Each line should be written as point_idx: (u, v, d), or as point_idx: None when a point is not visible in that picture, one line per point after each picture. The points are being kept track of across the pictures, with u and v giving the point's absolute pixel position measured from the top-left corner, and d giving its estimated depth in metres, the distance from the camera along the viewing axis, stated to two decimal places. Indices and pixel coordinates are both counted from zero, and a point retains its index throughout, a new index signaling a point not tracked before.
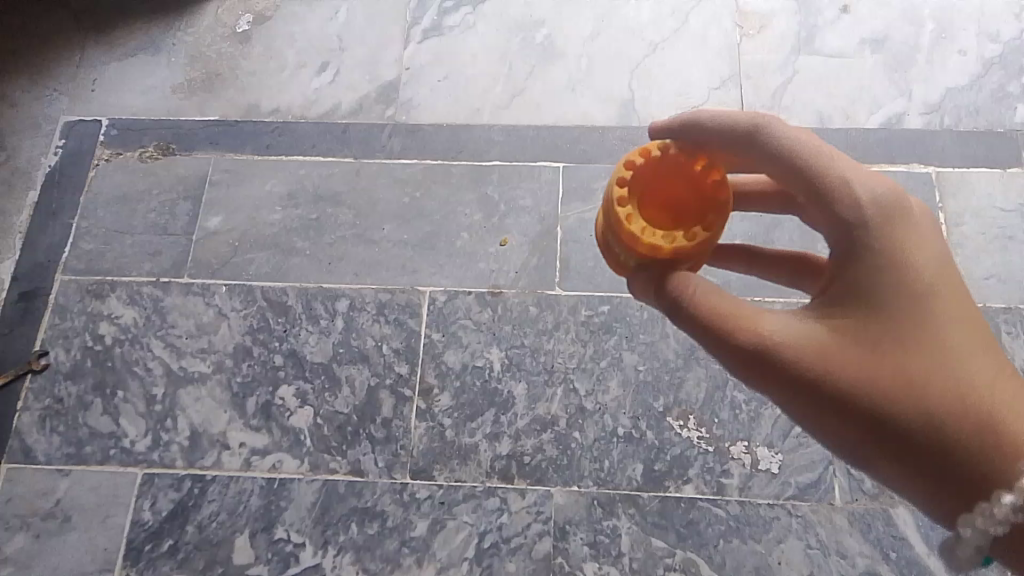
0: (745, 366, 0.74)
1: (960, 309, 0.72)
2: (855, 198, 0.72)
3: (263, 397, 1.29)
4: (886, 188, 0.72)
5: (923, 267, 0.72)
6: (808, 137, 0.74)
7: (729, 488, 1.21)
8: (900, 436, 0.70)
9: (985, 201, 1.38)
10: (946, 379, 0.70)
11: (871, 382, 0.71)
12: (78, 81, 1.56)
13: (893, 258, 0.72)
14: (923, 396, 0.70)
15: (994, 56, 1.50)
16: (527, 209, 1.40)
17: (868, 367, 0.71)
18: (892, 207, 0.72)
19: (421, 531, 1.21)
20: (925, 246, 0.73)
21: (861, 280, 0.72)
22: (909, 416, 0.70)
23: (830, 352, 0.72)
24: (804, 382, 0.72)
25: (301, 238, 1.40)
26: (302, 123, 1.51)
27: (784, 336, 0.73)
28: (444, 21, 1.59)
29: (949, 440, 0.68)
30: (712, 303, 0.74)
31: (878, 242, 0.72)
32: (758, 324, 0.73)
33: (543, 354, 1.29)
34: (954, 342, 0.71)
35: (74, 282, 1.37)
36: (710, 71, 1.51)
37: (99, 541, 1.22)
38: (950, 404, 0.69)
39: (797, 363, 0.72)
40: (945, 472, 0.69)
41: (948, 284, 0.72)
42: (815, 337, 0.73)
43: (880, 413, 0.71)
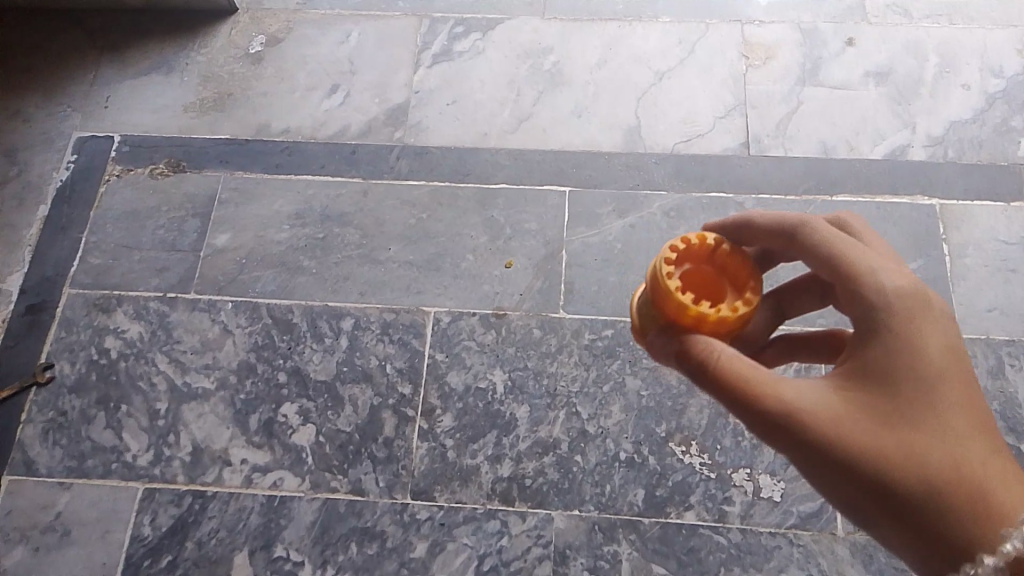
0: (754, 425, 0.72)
1: (973, 390, 0.71)
2: (877, 286, 0.72)
3: (265, 415, 1.29)
4: (907, 280, 0.73)
5: (935, 345, 0.70)
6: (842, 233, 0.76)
7: (730, 515, 1.20)
8: (899, 504, 0.68)
9: (987, 234, 1.39)
10: (948, 453, 0.68)
11: (875, 449, 0.69)
12: (93, 98, 1.58)
13: (907, 336, 0.71)
14: (923, 466, 0.68)
15: (996, 90, 1.52)
16: (532, 232, 1.41)
17: (874, 435, 0.69)
18: (912, 291, 0.72)
19: (420, 553, 1.20)
20: (943, 326, 0.72)
21: (875, 356, 0.71)
22: (907, 485, 0.68)
23: (839, 419, 0.70)
24: (810, 447, 0.70)
25: (307, 257, 1.41)
26: (312, 143, 1.52)
27: (798, 399, 0.71)
28: (454, 46, 1.62)
29: (942, 510, 0.67)
30: (726, 365, 0.72)
31: (893, 322, 0.71)
32: (772, 386, 0.72)
33: (546, 377, 1.30)
34: (961, 420, 0.69)
35: (81, 296, 1.39)
36: (716, 100, 1.53)
37: (98, 556, 1.22)
38: (948, 476, 0.67)
39: (806, 427, 0.70)
40: (934, 545, 0.67)
41: (959, 361, 0.71)
42: (825, 402, 0.71)
43: (880, 479, 0.69)
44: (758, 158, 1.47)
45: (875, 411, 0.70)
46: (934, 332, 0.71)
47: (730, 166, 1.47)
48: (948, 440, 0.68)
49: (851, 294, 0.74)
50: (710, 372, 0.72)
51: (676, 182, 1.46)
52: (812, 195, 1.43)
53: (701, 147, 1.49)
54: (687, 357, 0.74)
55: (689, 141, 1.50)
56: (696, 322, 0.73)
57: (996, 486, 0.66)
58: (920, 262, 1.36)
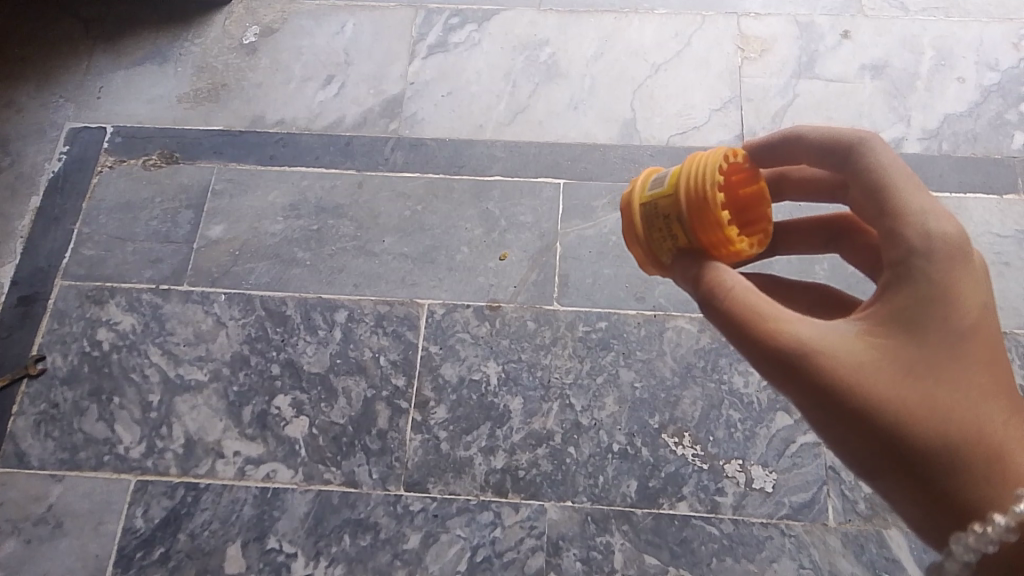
0: (773, 365, 0.72)
1: (999, 349, 0.71)
2: (923, 232, 0.70)
3: (259, 406, 1.29)
4: (955, 229, 0.70)
5: (970, 302, 0.70)
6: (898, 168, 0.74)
7: (723, 506, 1.20)
8: (911, 455, 0.70)
9: (981, 227, 1.39)
10: (967, 411, 0.69)
11: (896, 400, 0.70)
12: (85, 89, 1.57)
13: (946, 291, 0.69)
14: (940, 422, 0.69)
15: (992, 84, 1.52)
16: (527, 225, 1.41)
17: (896, 386, 0.70)
18: (959, 239, 0.70)
19: (414, 544, 1.20)
20: (978, 281, 0.70)
21: (910, 308, 0.70)
22: (925, 438, 0.69)
23: (863, 368, 0.70)
24: (829, 391, 0.70)
25: (301, 249, 1.41)
26: (307, 135, 1.52)
27: (822, 344, 0.71)
28: (450, 38, 1.61)
29: (955, 466, 0.69)
30: (747, 303, 0.72)
31: (934, 275, 0.70)
32: (795, 327, 0.71)
33: (540, 369, 1.29)
34: (983, 379, 0.69)
35: (74, 288, 1.38)
36: (711, 93, 1.53)
37: (91, 547, 1.21)
38: (964, 434, 0.68)
39: (828, 372, 0.70)
40: (944, 497, 0.69)
41: (989, 319, 0.71)
42: (848, 351, 0.71)
43: (896, 431, 0.70)
44: None
45: (901, 362, 0.70)
46: (970, 286, 0.70)
47: None
48: (970, 397, 0.69)
49: (891, 234, 0.72)
50: (730, 308, 0.73)
51: None
52: None
53: (695, 140, 1.49)
54: (705, 286, 0.74)
55: (685, 133, 1.50)
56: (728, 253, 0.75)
57: (1014, 448, 0.68)
58: None
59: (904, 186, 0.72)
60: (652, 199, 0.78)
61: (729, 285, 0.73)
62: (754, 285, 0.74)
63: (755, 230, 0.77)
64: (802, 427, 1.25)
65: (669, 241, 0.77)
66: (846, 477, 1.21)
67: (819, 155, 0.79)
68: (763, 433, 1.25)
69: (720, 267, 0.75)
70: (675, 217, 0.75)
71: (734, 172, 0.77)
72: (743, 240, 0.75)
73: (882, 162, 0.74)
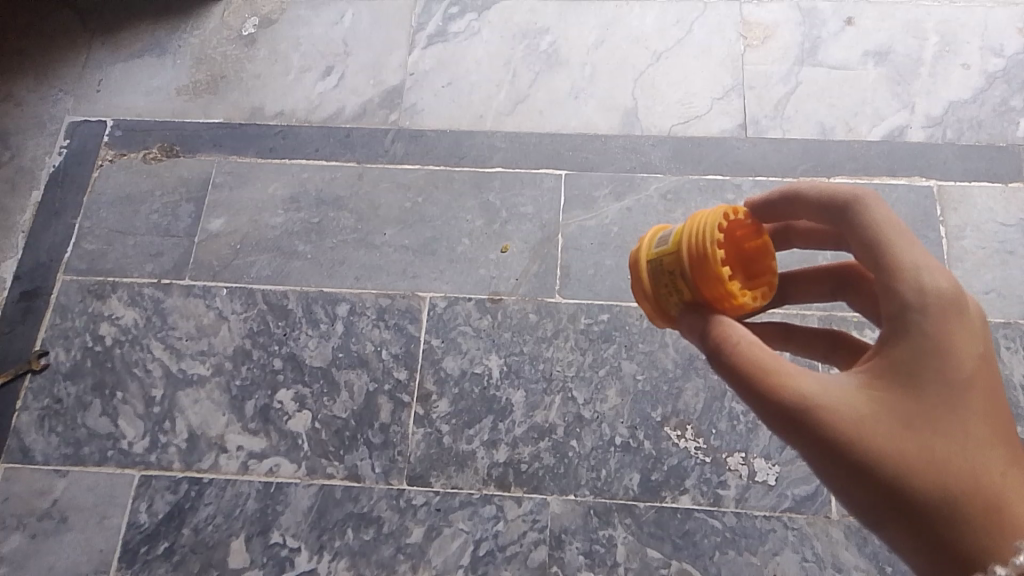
0: (774, 419, 0.72)
1: (997, 399, 0.71)
2: (918, 285, 0.70)
3: (261, 401, 1.29)
4: (950, 282, 0.70)
5: (965, 354, 0.69)
6: (895, 222, 0.73)
7: (726, 498, 1.20)
8: (911, 507, 0.69)
9: (986, 216, 1.37)
10: (964, 462, 0.68)
11: (895, 452, 0.69)
12: (84, 81, 1.56)
13: (941, 344, 0.69)
14: (939, 474, 0.68)
15: (998, 69, 1.50)
16: (528, 216, 1.40)
17: (894, 439, 0.69)
18: (954, 292, 0.70)
19: (417, 538, 1.20)
20: (975, 333, 0.70)
21: (906, 361, 0.70)
22: (925, 490, 0.68)
23: (862, 422, 0.70)
24: (828, 444, 0.70)
25: (302, 242, 1.40)
26: (306, 127, 1.51)
27: (822, 398, 0.71)
28: (449, 27, 1.60)
29: (955, 519, 0.68)
30: (749, 356, 0.72)
31: (929, 328, 0.70)
32: (794, 380, 0.71)
33: (542, 362, 1.29)
34: (980, 431, 0.69)
35: (76, 282, 1.38)
36: (713, 81, 1.52)
37: (96, 542, 1.22)
38: (963, 485, 0.68)
39: (827, 425, 0.70)
40: (944, 549, 0.68)
41: (985, 370, 0.70)
42: (848, 404, 0.71)
43: (896, 483, 0.69)
44: (756, 140, 1.46)
45: (899, 415, 0.70)
46: (965, 338, 0.70)
47: (727, 148, 1.45)
48: (968, 449, 0.68)
49: (887, 288, 0.72)
50: (732, 360, 0.73)
51: (673, 164, 1.44)
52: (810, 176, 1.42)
53: (698, 129, 1.47)
54: (709, 340, 0.75)
55: (687, 123, 1.48)
56: (730, 307, 0.75)
57: (1013, 500, 0.67)
58: None
59: (901, 239, 0.72)
60: (657, 256, 0.80)
61: (731, 337, 0.73)
62: (758, 340, 0.74)
63: (759, 283, 0.77)
64: None
65: (674, 296, 0.78)
66: None
67: (815, 211, 0.79)
68: (766, 424, 1.24)
69: (724, 320, 0.75)
70: (676, 271, 0.77)
71: (737, 228, 0.78)
72: (744, 293, 0.74)
73: (877, 218, 0.73)
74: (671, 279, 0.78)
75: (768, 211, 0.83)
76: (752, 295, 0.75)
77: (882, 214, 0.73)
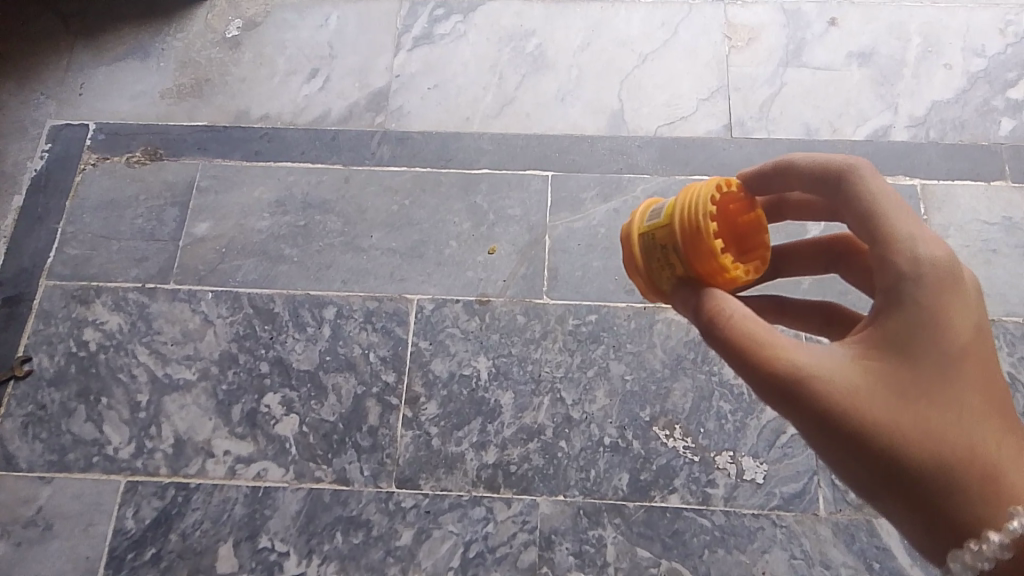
0: (772, 392, 0.72)
1: (991, 367, 0.71)
2: (914, 256, 0.71)
3: (248, 405, 1.28)
4: (945, 253, 0.71)
5: (960, 324, 0.70)
6: (890, 194, 0.73)
7: (714, 497, 1.21)
8: (910, 476, 0.70)
9: (968, 214, 1.39)
10: (961, 432, 0.69)
11: (893, 422, 0.69)
12: (66, 85, 1.55)
13: (938, 314, 0.70)
14: (936, 445, 0.69)
15: (979, 70, 1.52)
16: (516, 218, 1.40)
17: (892, 409, 0.70)
18: (949, 263, 0.70)
19: (406, 540, 1.20)
20: (969, 304, 0.71)
21: (903, 332, 0.70)
22: (923, 461, 0.69)
23: (860, 394, 0.70)
24: (828, 417, 0.70)
25: (289, 245, 1.39)
26: (292, 130, 1.50)
27: (819, 370, 0.71)
28: (435, 30, 1.60)
29: (953, 489, 0.69)
30: (747, 330, 0.72)
31: (924, 298, 0.70)
32: (792, 352, 0.71)
33: (531, 364, 1.29)
34: (976, 399, 0.70)
35: (60, 288, 1.37)
36: (698, 83, 1.52)
37: (81, 549, 1.21)
38: (960, 455, 0.69)
39: (826, 398, 0.70)
40: (942, 517, 0.69)
41: (980, 339, 0.71)
42: (845, 375, 0.71)
43: (895, 453, 0.70)
44: (741, 141, 1.47)
45: (896, 387, 0.70)
46: (961, 308, 0.70)
47: (713, 149, 1.46)
48: (965, 417, 0.69)
49: (882, 260, 0.72)
50: (730, 336, 0.72)
51: (659, 165, 1.45)
52: None
53: (684, 130, 1.48)
54: (704, 314, 0.74)
55: (673, 124, 1.49)
56: (725, 279, 0.75)
57: (1009, 468, 0.68)
58: None
59: (896, 211, 0.72)
60: (650, 231, 0.79)
61: (727, 312, 0.73)
62: (754, 313, 0.74)
63: (751, 258, 0.77)
64: None
65: (667, 269, 0.77)
66: None
67: (810, 183, 0.79)
68: (754, 423, 1.25)
69: (718, 294, 0.74)
70: (670, 244, 0.76)
71: (729, 202, 0.78)
72: (737, 267, 0.74)
73: (872, 190, 0.73)
74: (664, 252, 0.77)
75: (758, 184, 0.83)
76: (745, 268, 0.75)
77: (875, 186, 0.73)
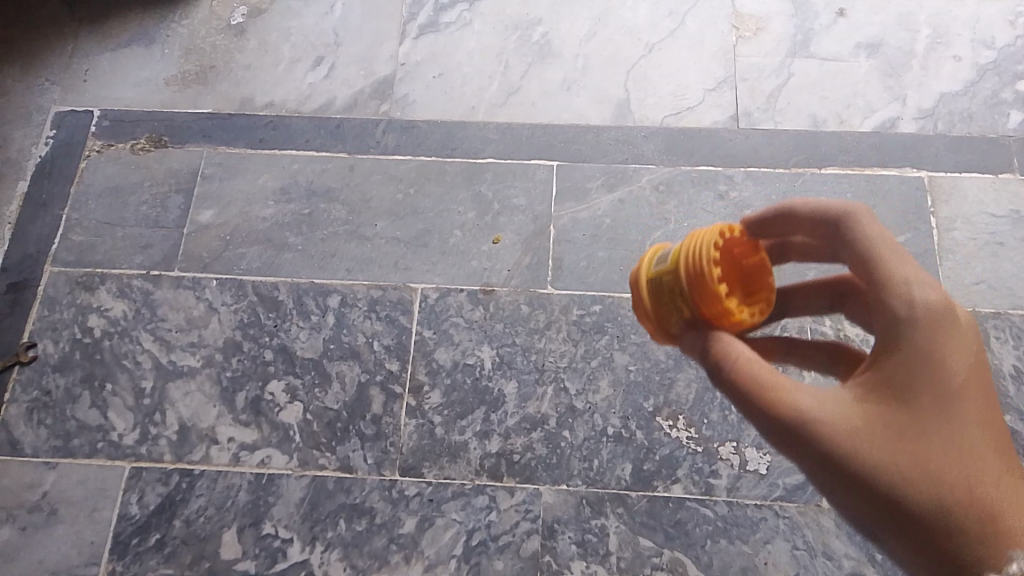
0: (776, 434, 0.74)
1: (989, 404, 0.73)
2: (910, 300, 0.73)
3: (252, 392, 1.29)
4: (940, 297, 0.74)
5: (957, 367, 0.72)
6: (889, 240, 0.76)
7: (717, 488, 1.21)
8: (911, 517, 0.71)
9: (975, 207, 1.38)
10: (959, 470, 0.70)
11: (894, 464, 0.71)
12: (71, 71, 1.55)
13: (935, 357, 0.72)
14: (937, 484, 0.70)
15: (988, 62, 1.51)
16: (521, 208, 1.40)
17: (893, 450, 0.71)
18: (945, 308, 0.73)
19: (409, 528, 1.20)
20: (966, 347, 0.73)
21: (902, 373, 0.73)
22: (923, 500, 0.71)
23: (861, 435, 0.72)
24: (828, 458, 0.72)
25: (293, 233, 1.39)
26: (297, 118, 1.50)
27: (822, 412, 0.73)
28: (440, 18, 1.59)
29: (954, 527, 0.70)
30: (752, 372, 0.74)
31: (922, 341, 0.73)
32: (794, 394, 0.73)
33: (534, 353, 1.29)
34: (974, 440, 0.71)
35: (64, 274, 1.37)
36: (705, 73, 1.52)
37: (86, 534, 1.21)
38: (960, 495, 0.70)
39: (828, 440, 0.72)
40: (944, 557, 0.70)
41: (978, 380, 0.73)
42: (848, 417, 0.73)
43: (896, 494, 0.71)
44: (748, 132, 1.46)
45: (898, 428, 0.72)
46: (954, 348, 0.73)
47: (719, 140, 1.45)
48: (963, 456, 0.71)
49: (882, 303, 0.75)
50: (733, 377, 0.75)
51: (665, 155, 1.44)
52: (801, 168, 1.42)
53: (689, 121, 1.47)
54: (710, 356, 0.76)
55: (679, 114, 1.48)
56: (730, 325, 0.75)
57: (1010, 509, 0.69)
58: (908, 237, 1.36)
59: (894, 257, 0.75)
60: (657, 276, 0.80)
61: (732, 354, 0.75)
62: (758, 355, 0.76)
63: (757, 298, 0.77)
64: None
65: (673, 311, 0.79)
66: None
67: (812, 228, 0.80)
68: None
69: (724, 337, 0.75)
70: (676, 290, 0.77)
71: (736, 244, 0.77)
72: (742, 312, 0.75)
73: (872, 235, 0.76)
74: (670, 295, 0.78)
75: (760, 227, 0.84)
76: (750, 311, 0.76)
77: (874, 232, 0.76)
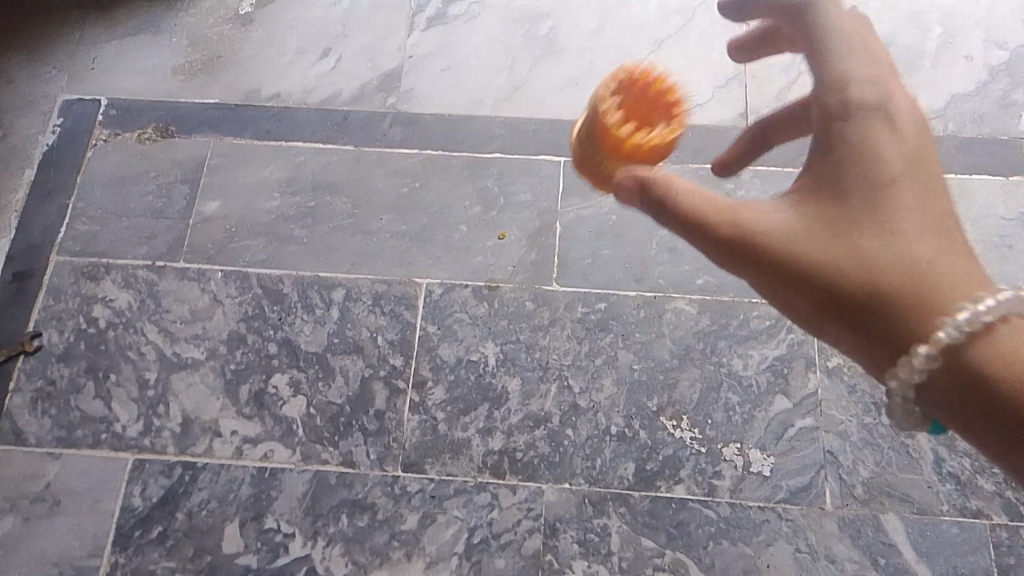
0: (716, 252, 0.73)
1: (941, 187, 0.70)
2: (861, 99, 0.72)
3: (256, 386, 1.29)
4: (878, 90, 0.73)
5: (888, 150, 0.71)
6: (847, 38, 0.76)
7: (720, 489, 1.21)
8: (843, 294, 0.68)
9: (985, 209, 1.37)
10: (902, 256, 0.67)
11: (828, 259, 0.69)
12: (77, 60, 1.54)
13: (865, 146, 0.71)
14: (873, 266, 0.67)
15: (1000, 63, 1.49)
16: (526, 204, 1.39)
17: (825, 241, 0.70)
18: (881, 100, 0.72)
19: (411, 524, 1.20)
20: (900, 135, 0.71)
21: (844, 181, 0.71)
22: (864, 272, 0.67)
23: (795, 235, 0.71)
24: (759, 249, 0.71)
25: (298, 226, 1.39)
26: (303, 110, 1.49)
27: (759, 227, 0.72)
28: (448, 10, 1.58)
29: (889, 318, 0.66)
30: (693, 200, 0.72)
31: (852, 132, 0.72)
32: (733, 209, 0.72)
33: (538, 351, 1.29)
34: (919, 233, 0.68)
35: (69, 264, 1.37)
36: (714, 69, 1.50)
37: (89, 525, 1.21)
38: (901, 270, 0.66)
39: (760, 242, 0.71)
40: (887, 345, 0.66)
41: (920, 175, 0.70)
42: (786, 223, 0.72)
43: (823, 268, 0.69)
44: None
45: (831, 219, 0.71)
46: (888, 126, 0.71)
47: (727, 138, 1.44)
48: (906, 240, 0.67)
49: (833, 133, 0.73)
50: (681, 213, 0.72)
51: (672, 153, 1.43)
52: None
53: (698, 118, 1.46)
54: (655, 197, 0.74)
55: None
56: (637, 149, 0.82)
57: (955, 291, 0.64)
58: None
59: (837, 47, 0.75)
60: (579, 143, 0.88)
61: (676, 190, 0.72)
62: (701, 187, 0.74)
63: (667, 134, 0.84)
64: (799, 411, 1.24)
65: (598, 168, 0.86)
66: (844, 462, 1.21)
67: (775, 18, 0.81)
68: (761, 416, 1.24)
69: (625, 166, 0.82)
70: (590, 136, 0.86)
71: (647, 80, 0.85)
72: (643, 137, 0.83)
73: (834, 74, 0.74)
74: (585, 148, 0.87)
75: (740, 11, 0.85)
76: (654, 139, 0.83)
77: (831, 73, 0.75)
